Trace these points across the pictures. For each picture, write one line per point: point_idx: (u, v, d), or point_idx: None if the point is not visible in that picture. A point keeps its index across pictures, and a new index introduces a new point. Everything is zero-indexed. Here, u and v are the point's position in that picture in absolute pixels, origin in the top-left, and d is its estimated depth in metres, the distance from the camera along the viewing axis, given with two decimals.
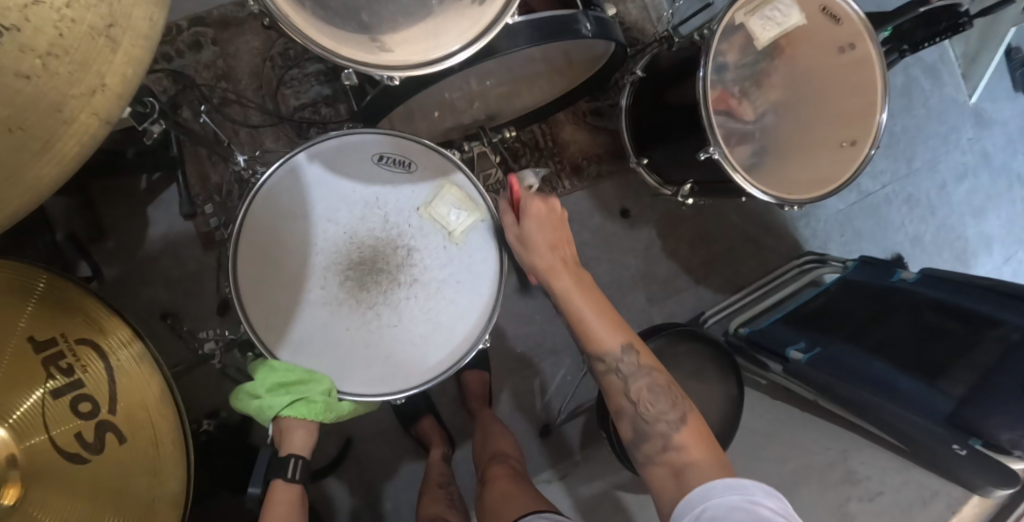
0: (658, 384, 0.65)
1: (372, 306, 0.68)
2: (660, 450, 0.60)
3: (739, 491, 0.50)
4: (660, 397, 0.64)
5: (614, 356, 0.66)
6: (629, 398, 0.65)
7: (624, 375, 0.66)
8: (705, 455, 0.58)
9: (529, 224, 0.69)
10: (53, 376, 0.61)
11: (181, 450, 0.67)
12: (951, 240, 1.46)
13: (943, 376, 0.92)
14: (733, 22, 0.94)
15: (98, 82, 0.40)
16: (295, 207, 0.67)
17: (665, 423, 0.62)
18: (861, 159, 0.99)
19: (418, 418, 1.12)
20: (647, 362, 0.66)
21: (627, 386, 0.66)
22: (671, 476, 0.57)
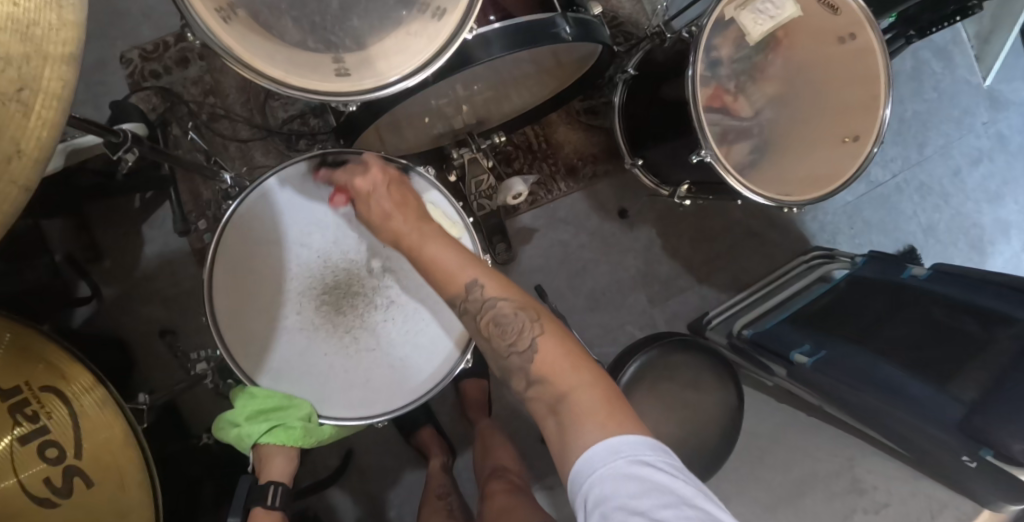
0: (506, 311, 0.57)
1: (350, 329, 0.67)
2: (527, 386, 0.55)
3: (624, 454, 0.45)
4: (512, 326, 0.57)
5: (462, 295, 0.59)
6: (484, 335, 0.58)
7: (476, 314, 0.59)
8: (577, 381, 0.52)
9: (364, 203, 0.65)
10: (21, 424, 0.63)
11: (147, 489, 0.70)
12: (966, 228, 1.39)
13: (954, 381, 0.88)
14: (723, 18, 0.90)
15: (12, 149, 0.35)
16: (268, 233, 0.66)
17: (521, 355, 0.55)
18: (863, 156, 0.95)
19: (416, 428, 1.12)
20: (494, 291, 0.59)
21: (478, 325, 0.58)
22: (551, 413, 0.52)
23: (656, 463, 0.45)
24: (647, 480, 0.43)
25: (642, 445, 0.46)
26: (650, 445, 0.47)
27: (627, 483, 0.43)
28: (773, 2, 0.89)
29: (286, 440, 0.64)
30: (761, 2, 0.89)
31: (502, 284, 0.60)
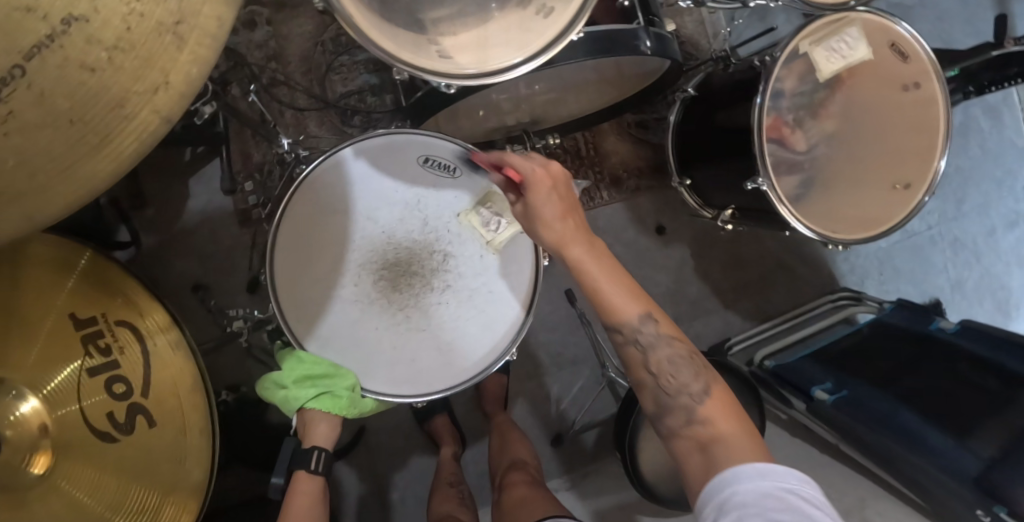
0: (678, 355, 0.60)
1: (403, 308, 0.68)
2: (684, 423, 0.57)
3: (771, 478, 0.49)
4: (682, 368, 0.60)
5: (632, 328, 0.60)
6: (649, 370, 0.60)
7: (643, 347, 0.60)
8: (734, 427, 0.55)
9: (535, 199, 0.61)
10: (91, 354, 0.60)
11: (207, 440, 0.66)
12: (994, 288, 1.40)
13: (974, 435, 0.90)
14: (796, 50, 0.90)
15: (161, 80, 0.38)
16: (336, 202, 0.66)
17: (688, 396, 0.58)
18: (914, 205, 0.96)
19: (432, 415, 1.12)
20: (667, 330, 0.60)
21: (645, 359, 0.60)
22: (698, 451, 0.55)
23: (803, 495, 0.48)
24: (793, 508, 0.47)
25: (789, 474, 0.50)
26: (798, 477, 0.50)
27: (771, 504, 0.47)
28: (848, 42, 0.90)
29: (331, 408, 0.65)
30: (836, 40, 0.90)
31: (670, 324, 0.61)
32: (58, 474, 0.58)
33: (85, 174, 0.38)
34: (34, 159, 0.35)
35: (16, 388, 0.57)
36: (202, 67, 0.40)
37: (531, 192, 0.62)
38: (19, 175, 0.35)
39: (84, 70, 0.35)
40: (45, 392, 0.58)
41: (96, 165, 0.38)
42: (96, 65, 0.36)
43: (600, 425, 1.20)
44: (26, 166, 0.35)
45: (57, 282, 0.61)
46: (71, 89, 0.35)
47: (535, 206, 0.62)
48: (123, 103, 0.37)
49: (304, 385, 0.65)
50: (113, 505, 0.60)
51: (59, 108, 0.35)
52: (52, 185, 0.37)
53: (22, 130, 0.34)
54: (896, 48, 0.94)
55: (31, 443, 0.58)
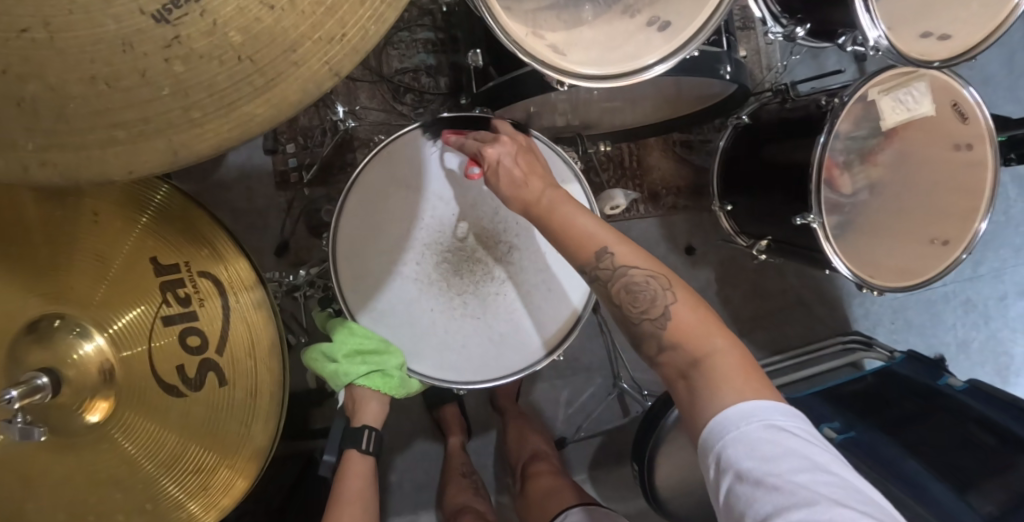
0: (636, 281, 0.56)
1: (461, 292, 0.68)
2: (658, 352, 0.56)
3: (758, 417, 0.47)
4: (643, 292, 0.56)
5: (588, 263, 0.58)
6: (612, 302, 0.58)
7: (602, 281, 0.58)
8: (716, 345, 0.53)
9: (494, 176, 0.64)
10: (169, 302, 0.56)
11: (277, 408, 0.60)
12: (997, 353, 1.44)
13: (973, 490, 0.94)
14: (864, 97, 0.92)
15: (338, 31, 0.38)
16: (411, 178, 0.67)
17: (651, 321, 0.55)
18: (950, 261, 0.99)
19: (443, 403, 1.12)
20: (624, 260, 0.57)
21: (607, 290, 0.58)
22: (681, 378, 0.54)
23: (793, 431, 0.47)
24: (782, 443, 0.46)
25: (775, 409, 0.48)
26: (784, 410, 0.49)
27: (761, 447, 0.46)
28: (915, 95, 0.92)
29: (380, 386, 0.65)
30: (903, 92, 0.92)
31: (631, 249, 0.58)
32: (117, 420, 0.56)
33: (239, 117, 0.38)
34: (192, 92, 0.36)
35: (82, 327, 0.55)
36: (379, 25, 0.39)
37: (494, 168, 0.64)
38: (174, 106, 0.36)
39: (263, 5, 0.36)
40: (111, 332, 0.56)
41: (253, 108, 0.38)
42: (275, 3, 0.36)
43: (605, 434, 1.21)
44: (181, 97, 0.36)
45: (130, 221, 0.55)
46: (245, 25, 0.36)
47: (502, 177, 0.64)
48: (294, 48, 0.37)
49: (354, 362, 0.64)
50: (166, 461, 0.57)
51: (230, 41, 0.36)
52: (207, 122, 0.37)
53: (184, 57, 0.35)
54: (958, 108, 0.95)
55: (93, 385, 0.56)
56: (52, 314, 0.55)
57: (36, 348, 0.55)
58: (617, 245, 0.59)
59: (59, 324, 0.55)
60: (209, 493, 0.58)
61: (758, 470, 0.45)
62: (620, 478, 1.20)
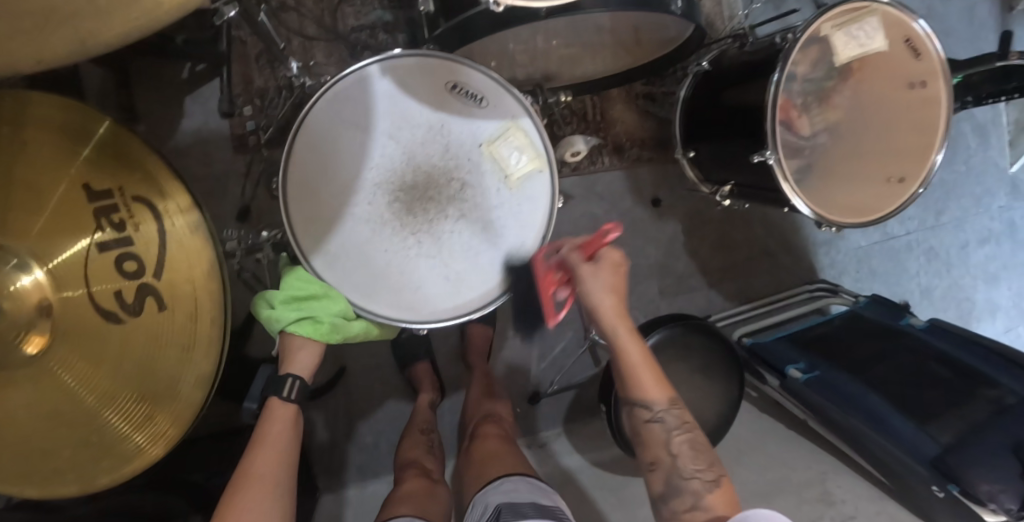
0: (697, 441, 0.67)
1: (415, 232, 0.68)
2: (687, 509, 0.63)
3: None
4: (698, 455, 0.67)
5: (658, 406, 0.68)
6: (668, 451, 0.67)
7: (665, 427, 0.68)
8: (734, 517, 0.61)
9: (593, 275, 0.65)
10: (103, 229, 0.50)
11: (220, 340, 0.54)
12: (959, 300, 1.47)
13: (933, 421, 0.96)
14: (817, 33, 0.91)
15: None
16: (358, 117, 0.66)
17: (697, 478, 0.64)
18: (906, 198, 0.97)
19: (414, 362, 1.13)
20: (687, 421, 0.69)
21: (667, 437, 0.67)
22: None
23: None
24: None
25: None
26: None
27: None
28: (867, 31, 0.92)
29: (312, 332, 0.64)
30: (856, 28, 0.92)
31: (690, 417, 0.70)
32: (51, 361, 0.48)
33: None
34: None
35: (18, 259, 0.47)
36: None
37: (594, 268, 0.66)
38: None
39: None
40: (51, 268, 0.48)
41: None
42: None
43: (577, 387, 1.23)
44: None
45: (62, 146, 0.50)
46: None
47: (596, 283, 0.66)
48: None
49: (287, 305, 0.64)
50: (107, 396, 0.50)
51: None
52: None
53: None
54: (910, 44, 0.95)
55: (28, 321, 0.48)
56: None
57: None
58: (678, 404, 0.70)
59: None
60: (155, 421, 0.52)
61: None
62: (591, 429, 1.21)
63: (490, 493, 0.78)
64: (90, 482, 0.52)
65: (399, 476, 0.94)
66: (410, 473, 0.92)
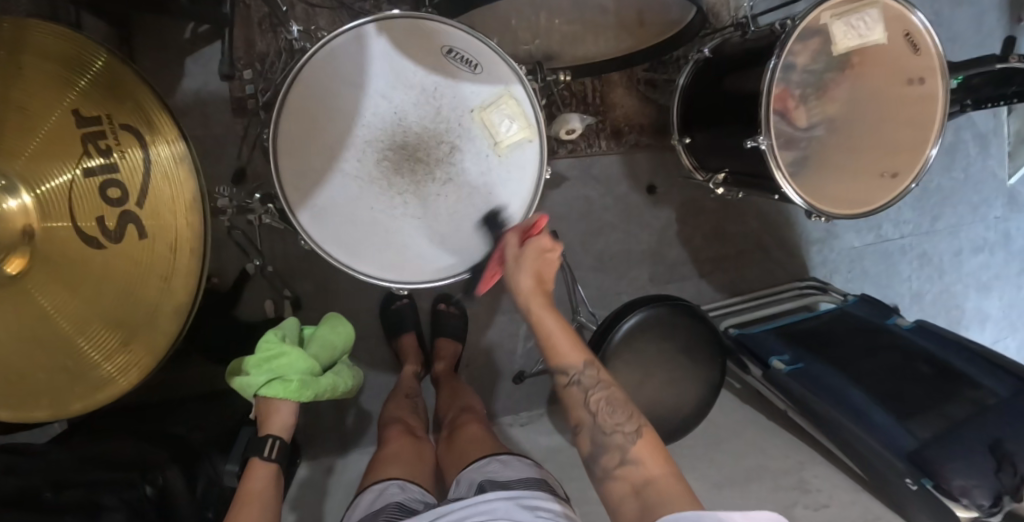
0: (615, 397, 0.64)
1: (402, 193, 0.69)
2: (617, 464, 0.60)
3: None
4: (617, 410, 0.63)
5: (575, 370, 0.65)
6: (589, 410, 0.64)
7: (584, 387, 0.64)
8: (662, 471, 0.59)
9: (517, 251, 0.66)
10: (90, 156, 0.47)
11: (197, 270, 0.52)
12: (949, 307, 1.47)
13: (913, 418, 0.96)
14: (817, 22, 0.92)
15: None
16: (353, 74, 0.66)
17: (622, 434, 0.61)
18: (899, 192, 0.99)
19: (400, 334, 1.15)
20: (603, 377, 0.65)
21: (586, 398, 0.64)
22: (632, 494, 0.58)
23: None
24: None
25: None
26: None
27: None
28: (867, 22, 0.92)
29: (281, 391, 0.78)
30: (856, 18, 0.92)
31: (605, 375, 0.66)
32: (32, 284, 0.48)
33: None
34: None
35: (6, 181, 0.45)
36: None
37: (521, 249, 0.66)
38: None
39: None
40: (38, 192, 0.46)
41: None
42: None
43: (562, 369, 1.24)
44: None
45: (50, 67, 0.47)
46: None
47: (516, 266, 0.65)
48: None
49: (258, 370, 0.78)
50: (85, 320, 0.49)
51: None
52: None
53: None
54: (910, 39, 0.95)
55: (12, 244, 0.46)
56: None
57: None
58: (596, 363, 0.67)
59: None
60: (131, 349, 0.51)
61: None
62: None
63: (477, 471, 0.83)
64: (64, 407, 0.51)
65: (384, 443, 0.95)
66: (395, 434, 0.94)
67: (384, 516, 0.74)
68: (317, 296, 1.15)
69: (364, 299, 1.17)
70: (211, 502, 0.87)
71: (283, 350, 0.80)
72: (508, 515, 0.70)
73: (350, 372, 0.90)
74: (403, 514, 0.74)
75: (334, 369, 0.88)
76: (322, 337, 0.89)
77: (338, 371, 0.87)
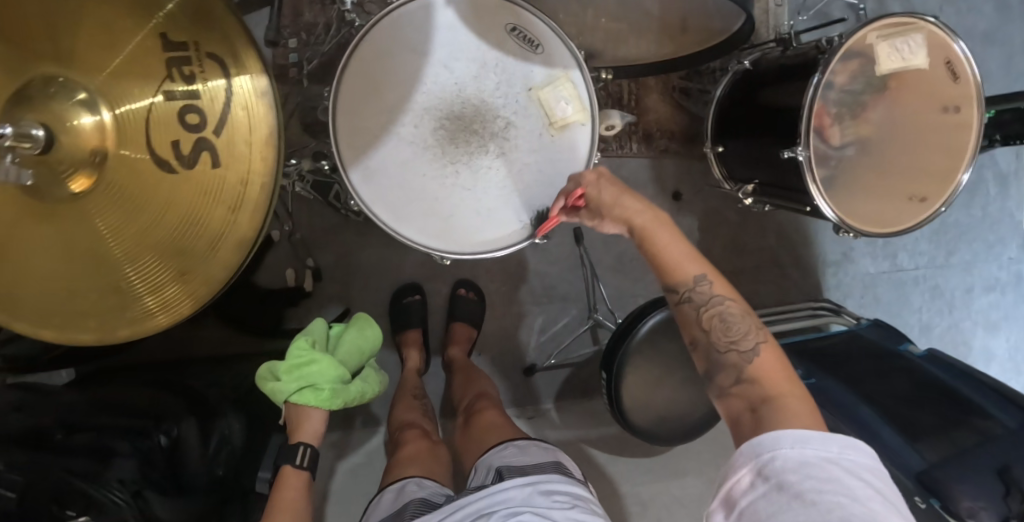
0: (732, 312, 0.62)
1: (454, 162, 0.71)
2: (732, 383, 0.59)
3: (812, 446, 0.51)
4: (735, 324, 0.61)
5: (688, 285, 0.63)
6: (702, 327, 0.62)
7: (697, 304, 0.63)
8: (786, 388, 0.57)
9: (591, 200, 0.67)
10: (174, 80, 0.48)
11: (265, 205, 0.51)
12: (956, 342, 1.48)
13: (921, 440, 0.97)
14: (863, 41, 0.94)
15: None
16: (418, 41, 0.68)
17: (737, 353, 0.60)
18: (927, 215, 1.00)
19: (406, 329, 1.14)
20: (720, 290, 0.63)
21: (699, 314, 0.62)
22: (749, 411, 0.57)
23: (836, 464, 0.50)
24: (837, 477, 0.49)
25: (831, 441, 0.51)
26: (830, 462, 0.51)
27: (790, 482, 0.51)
28: (911, 46, 0.95)
29: (313, 399, 0.77)
30: (900, 41, 0.95)
31: (726, 284, 0.64)
32: (92, 203, 0.48)
33: None
34: None
35: (87, 96, 0.47)
36: None
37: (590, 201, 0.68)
38: None
39: None
40: (117, 111, 0.47)
41: None
42: None
43: (572, 366, 1.24)
44: None
45: None
46: None
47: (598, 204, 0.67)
48: None
49: (289, 377, 0.77)
50: (145, 243, 0.49)
51: None
52: None
53: None
54: (950, 66, 0.98)
55: (81, 160, 0.48)
56: (42, 77, 0.46)
57: (12, 109, 0.46)
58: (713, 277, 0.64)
59: (59, 85, 0.47)
60: (188, 279, 0.51)
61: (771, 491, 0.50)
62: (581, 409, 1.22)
63: (494, 456, 0.84)
64: (109, 332, 0.50)
65: (398, 435, 0.96)
66: (412, 434, 0.95)
67: (407, 512, 0.75)
68: (339, 270, 1.15)
69: (384, 277, 1.17)
70: (223, 459, 0.85)
71: (315, 358, 0.78)
72: (526, 502, 0.71)
73: (377, 377, 0.89)
74: (427, 509, 0.76)
75: (363, 375, 0.87)
76: (351, 342, 0.88)
77: (367, 377, 0.87)
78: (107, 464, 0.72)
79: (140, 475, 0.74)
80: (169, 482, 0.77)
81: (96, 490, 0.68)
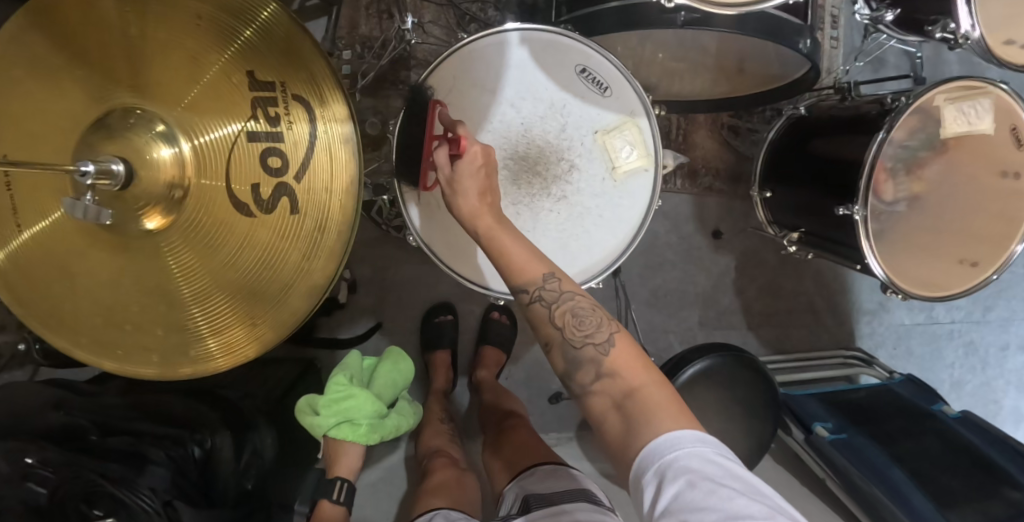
0: (582, 307, 0.56)
1: (513, 202, 0.71)
2: (593, 380, 0.53)
3: (711, 445, 0.45)
4: (587, 319, 0.56)
5: (535, 287, 0.57)
6: (555, 325, 0.56)
7: (546, 305, 0.56)
8: (645, 379, 0.51)
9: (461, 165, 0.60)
10: (257, 120, 0.47)
11: (339, 253, 0.51)
12: (986, 400, 1.45)
13: (954, 509, 0.94)
14: (931, 102, 0.93)
15: None
16: (487, 79, 0.69)
17: (593, 346, 0.54)
18: (979, 281, 0.99)
19: (436, 349, 1.13)
20: (570, 288, 0.58)
21: (550, 313, 0.56)
22: (614, 408, 0.51)
23: (736, 463, 0.44)
24: (740, 474, 0.43)
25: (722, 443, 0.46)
26: (727, 455, 0.45)
27: (728, 469, 0.43)
28: (978, 110, 0.94)
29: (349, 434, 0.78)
30: (969, 105, 0.94)
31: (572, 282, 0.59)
32: (166, 239, 0.48)
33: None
34: None
35: (166, 128, 0.48)
36: None
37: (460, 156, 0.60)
38: None
39: None
40: (197, 144, 0.47)
41: None
42: None
43: None
44: None
45: (234, 29, 0.46)
46: None
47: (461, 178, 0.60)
48: None
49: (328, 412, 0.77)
50: (217, 284, 0.48)
51: None
52: None
53: None
54: (1015, 133, 0.96)
55: (160, 196, 0.48)
56: (122, 108, 0.47)
57: (92, 140, 0.47)
58: (560, 276, 0.59)
59: (138, 117, 0.47)
60: (255, 323, 0.50)
61: (712, 489, 0.41)
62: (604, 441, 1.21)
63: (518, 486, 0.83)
64: (172, 369, 0.50)
65: (426, 463, 0.95)
66: (439, 463, 0.94)
67: None
68: (375, 284, 1.15)
69: (418, 295, 1.17)
70: (254, 473, 0.85)
71: (352, 392, 0.79)
72: None
73: (412, 408, 0.89)
74: None
75: (397, 407, 0.88)
76: (385, 374, 0.87)
77: (401, 409, 0.87)
78: (140, 471, 0.71)
79: (172, 485, 0.73)
80: (199, 493, 0.77)
81: (126, 494, 0.67)
